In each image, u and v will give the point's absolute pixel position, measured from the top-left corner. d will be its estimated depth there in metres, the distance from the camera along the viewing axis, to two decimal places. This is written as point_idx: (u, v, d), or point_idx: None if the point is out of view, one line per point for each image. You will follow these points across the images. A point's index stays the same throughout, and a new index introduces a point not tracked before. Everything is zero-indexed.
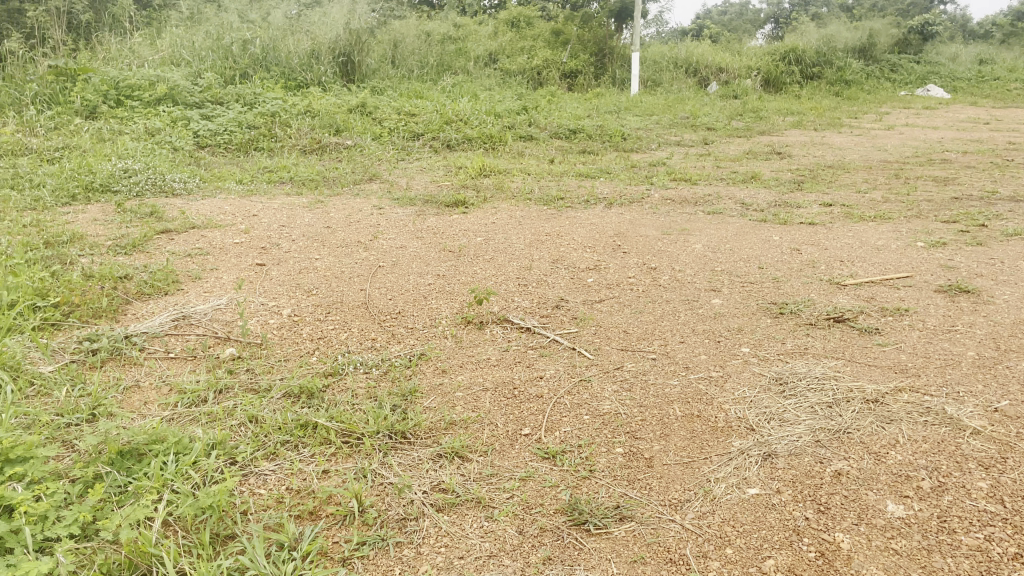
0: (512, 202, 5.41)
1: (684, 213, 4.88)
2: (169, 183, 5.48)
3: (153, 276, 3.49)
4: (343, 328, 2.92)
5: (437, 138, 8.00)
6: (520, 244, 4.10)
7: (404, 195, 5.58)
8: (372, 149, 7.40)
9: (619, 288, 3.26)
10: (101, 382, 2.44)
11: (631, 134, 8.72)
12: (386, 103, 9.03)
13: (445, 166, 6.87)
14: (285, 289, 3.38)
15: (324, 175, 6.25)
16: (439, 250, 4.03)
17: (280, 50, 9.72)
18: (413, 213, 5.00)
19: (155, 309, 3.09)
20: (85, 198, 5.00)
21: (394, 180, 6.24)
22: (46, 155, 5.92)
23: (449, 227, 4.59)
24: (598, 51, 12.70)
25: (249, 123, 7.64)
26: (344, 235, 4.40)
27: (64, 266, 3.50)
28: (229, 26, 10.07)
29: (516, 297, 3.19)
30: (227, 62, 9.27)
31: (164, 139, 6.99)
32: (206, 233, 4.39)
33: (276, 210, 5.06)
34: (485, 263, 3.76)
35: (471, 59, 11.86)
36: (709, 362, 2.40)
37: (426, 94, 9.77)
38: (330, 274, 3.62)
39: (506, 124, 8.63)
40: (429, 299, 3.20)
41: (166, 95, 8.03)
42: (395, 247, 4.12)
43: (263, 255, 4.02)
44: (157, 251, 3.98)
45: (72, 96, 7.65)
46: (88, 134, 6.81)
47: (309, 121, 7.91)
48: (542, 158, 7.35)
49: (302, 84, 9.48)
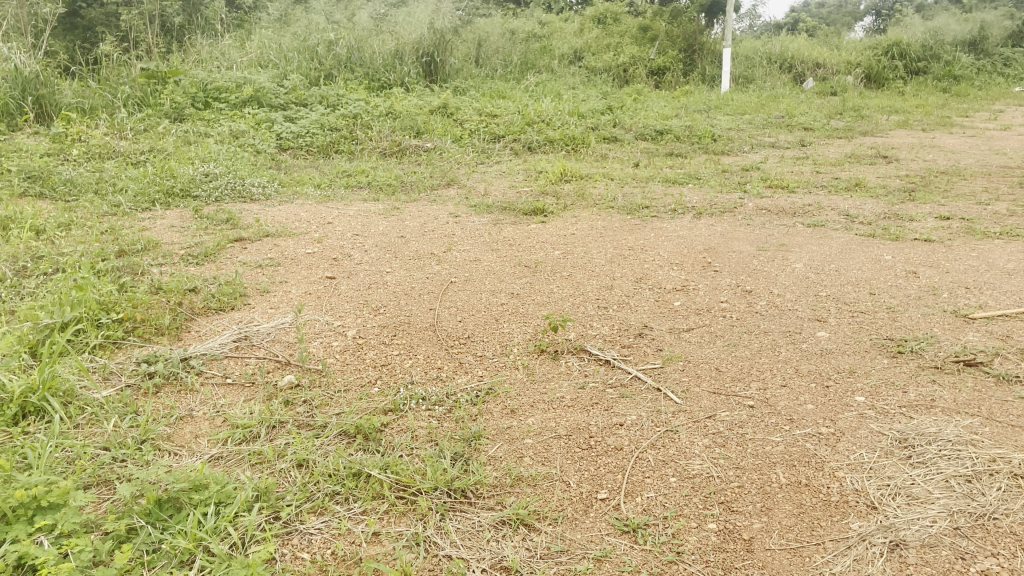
0: (594, 210, 5.15)
1: (781, 225, 4.51)
2: (248, 188, 5.46)
3: (220, 289, 3.39)
4: (407, 353, 2.72)
5: (518, 139, 7.80)
6: (601, 259, 3.84)
7: (482, 201, 5.39)
8: (452, 152, 7.25)
9: (710, 315, 2.96)
10: (154, 410, 2.32)
11: (721, 135, 8.30)
12: (467, 103, 8.88)
13: (525, 170, 6.66)
14: (351, 307, 3.22)
15: (402, 180, 6.12)
16: (514, 264, 3.80)
17: (364, 50, 9.70)
18: (490, 222, 4.80)
19: (219, 327, 2.98)
20: (165, 203, 5.02)
21: (473, 185, 6.07)
22: (133, 158, 6.00)
23: (528, 238, 4.36)
24: (687, 47, 12.23)
25: (330, 125, 7.61)
26: (418, 246, 4.23)
27: (135, 278, 3.45)
28: (315, 27, 10.12)
29: (596, 322, 2.93)
30: (312, 63, 9.31)
31: (247, 141, 7.02)
32: (280, 242, 4.30)
33: (352, 217, 4.95)
34: (563, 281, 3.51)
35: (556, 58, 11.61)
36: (817, 413, 2.09)
37: (508, 94, 9.57)
38: (399, 290, 3.45)
39: (590, 125, 8.34)
40: (501, 322, 2.98)
41: (252, 96, 8.09)
42: (469, 260, 3.92)
43: (334, 266, 3.89)
44: (228, 261, 3.90)
45: (161, 98, 7.80)
46: (175, 137, 6.90)
47: (390, 123, 7.83)
48: (627, 162, 7.04)
49: (385, 85, 9.44)
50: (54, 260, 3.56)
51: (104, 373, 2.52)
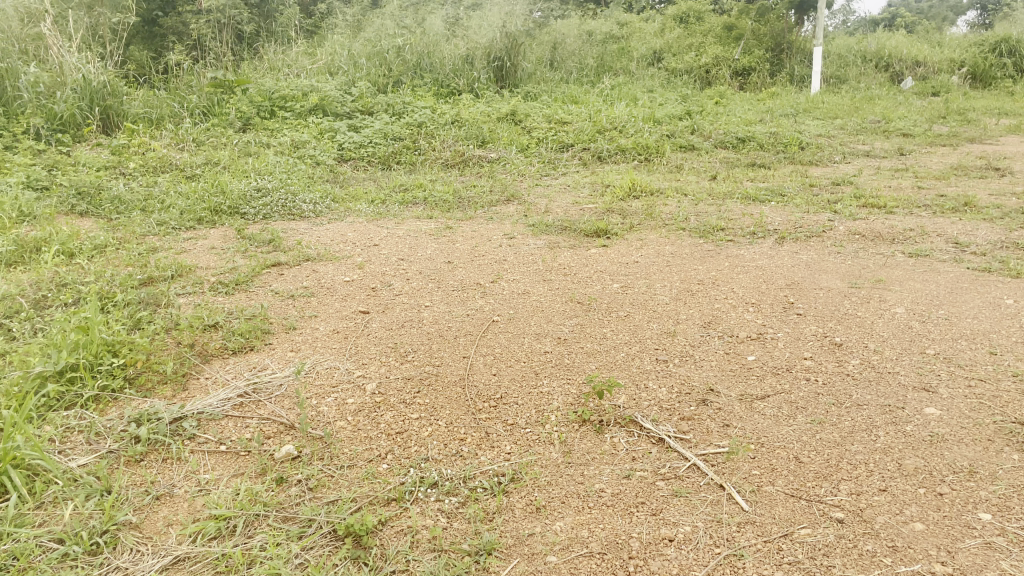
0: (663, 231, 4.70)
1: (876, 254, 3.95)
2: (298, 205, 5.23)
3: (241, 325, 3.10)
4: (429, 417, 2.35)
5: (588, 149, 7.37)
6: (665, 295, 3.39)
7: (541, 220, 5.01)
8: (516, 163, 6.89)
9: (789, 378, 2.49)
10: (129, 485, 2.02)
11: (809, 142, 7.65)
12: (537, 109, 8.47)
13: (591, 183, 6.23)
14: (377, 351, 2.88)
15: (460, 195, 5.78)
16: (566, 300, 3.39)
17: (434, 55, 9.44)
18: (546, 246, 4.40)
19: (230, 375, 2.68)
20: (211, 221, 4.82)
21: (534, 201, 5.68)
22: (187, 172, 5.86)
23: (586, 266, 3.95)
24: (774, 46, 11.49)
25: (394, 135, 7.34)
26: (465, 274, 3.87)
27: (156, 313, 3.21)
28: (385, 32, 9.88)
29: (651, 383, 2.49)
30: (380, 69, 9.09)
31: (308, 153, 6.81)
32: (319, 267, 4.01)
33: (400, 238, 4.64)
34: (620, 322, 3.09)
35: (634, 59, 11.07)
36: (928, 539, 1.65)
37: (581, 99, 9.13)
38: (434, 330, 3.09)
39: (666, 132, 7.82)
40: (542, 378, 2.58)
41: (317, 105, 7.91)
42: (517, 293, 3.54)
43: (371, 298, 3.57)
44: (260, 290, 3.63)
45: (227, 108, 7.69)
46: (235, 148, 6.76)
47: (455, 131, 7.52)
48: (703, 174, 6.53)
49: (454, 91, 9.12)
50: (76, 289, 3.35)
51: (89, 434, 2.24)
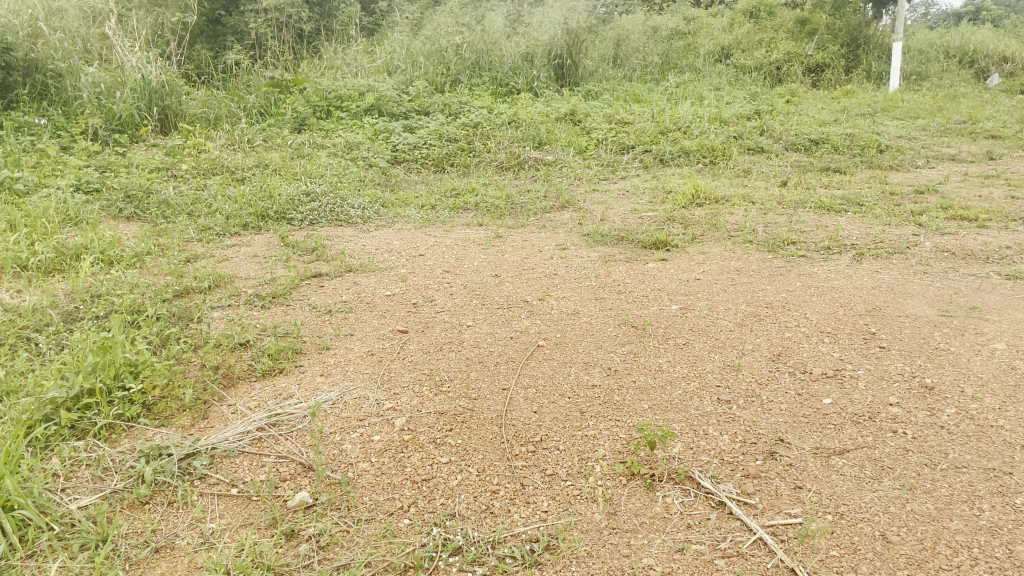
0: (728, 243, 4.38)
1: (968, 276, 3.57)
2: (347, 210, 5.09)
3: (271, 344, 2.93)
4: (460, 461, 2.13)
5: (650, 151, 7.04)
6: (728, 321, 3.09)
7: (597, 228, 4.74)
8: (574, 167, 6.62)
9: (870, 429, 2.19)
10: (128, 535, 1.85)
11: (889, 145, 7.17)
12: (598, 109, 8.16)
13: (651, 189, 5.92)
14: (411, 378, 2.66)
15: (513, 200, 5.54)
16: (619, 323, 3.12)
17: (494, 54, 9.22)
18: (601, 259, 4.13)
19: (253, 403, 2.49)
20: (256, 227, 4.71)
21: (591, 208, 5.41)
22: (238, 174, 5.79)
23: (641, 284, 3.67)
24: (850, 42, 10.91)
25: (448, 136, 7.14)
26: (512, 290, 3.64)
27: (186, 329, 3.06)
28: (444, 30, 9.68)
29: (712, 429, 2.21)
30: (438, 68, 8.89)
31: (361, 154, 6.68)
32: (360, 279, 3.83)
33: (447, 247, 4.43)
34: (678, 352, 2.81)
35: (701, 55, 10.63)
36: None
37: (644, 97, 8.78)
38: (474, 355, 2.86)
39: (733, 133, 7.42)
40: (587, 417, 2.32)
41: (373, 105, 7.77)
42: (566, 313, 3.29)
43: (410, 314, 3.36)
44: (297, 304, 3.47)
45: (283, 107, 7.61)
46: (288, 150, 6.67)
47: (512, 132, 7.28)
48: (773, 179, 6.14)
49: (512, 91, 8.88)
50: (109, 301, 3.24)
51: (96, 469, 2.08)
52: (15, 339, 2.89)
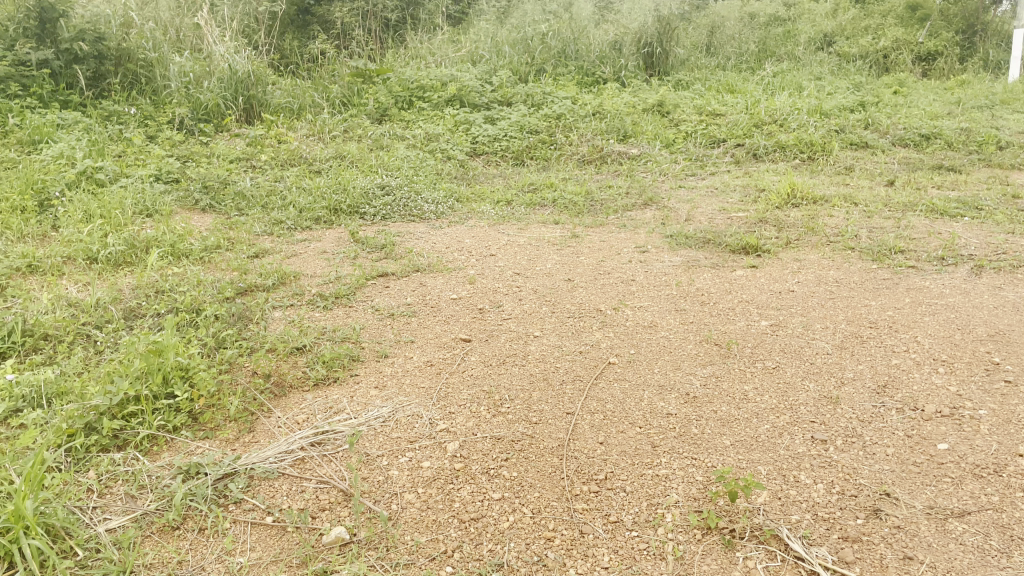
0: (826, 250, 4.01)
1: None
2: (421, 205, 4.94)
3: (328, 350, 2.79)
4: (515, 497, 1.93)
5: (742, 145, 6.63)
6: (825, 343, 2.77)
7: (681, 229, 4.43)
8: (660, 161, 6.30)
9: (996, 487, 1.89)
10: (152, 566, 1.72)
11: (1010, 141, 6.54)
12: (688, 100, 7.77)
13: (743, 186, 5.54)
14: (469, 395, 2.47)
15: (593, 197, 5.28)
16: (702, 341, 2.84)
17: (581, 42, 8.91)
18: (684, 264, 3.84)
19: (301, 416, 2.35)
20: (328, 221, 4.62)
21: (675, 207, 5.10)
22: (315, 166, 5.73)
23: (727, 294, 3.37)
24: (966, 28, 10.07)
25: (530, 127, 6.92)
26: (587, 297, 3.40)
27: (244, 331, 2.96)
28: (529, 18, 9.43)
29: (803, 476, 1.95)
30: (523, 57, 8.66)
31: (439, 146, 6.53)
32: (428, 280, 3.66)
33: (520, 246, 4.22)
34: (766, 377, 2.52)
35: (802, 42, 10.02)
36: None
37: (739, 87, 8.31)
38: (538, 371, 2.64)
39: (835, 126, 6.92)
40: (660, 452, 2.07)
41: (455, 95, 7.61)
42: (642, 326, 3.04)
43: (476, 321, 3.17)
44: (361, 306, 3.33)
45: (366, 97, 7.53)
46: (368, 141, 6.59)
47: (596, 123, 6.99)
48: (878, 178, 5.66)
49: (598, 81, 8.56)
50: (171, 299, 3.18)
51: (131, 486, 1.96)
52: (74, 335, 2.84)
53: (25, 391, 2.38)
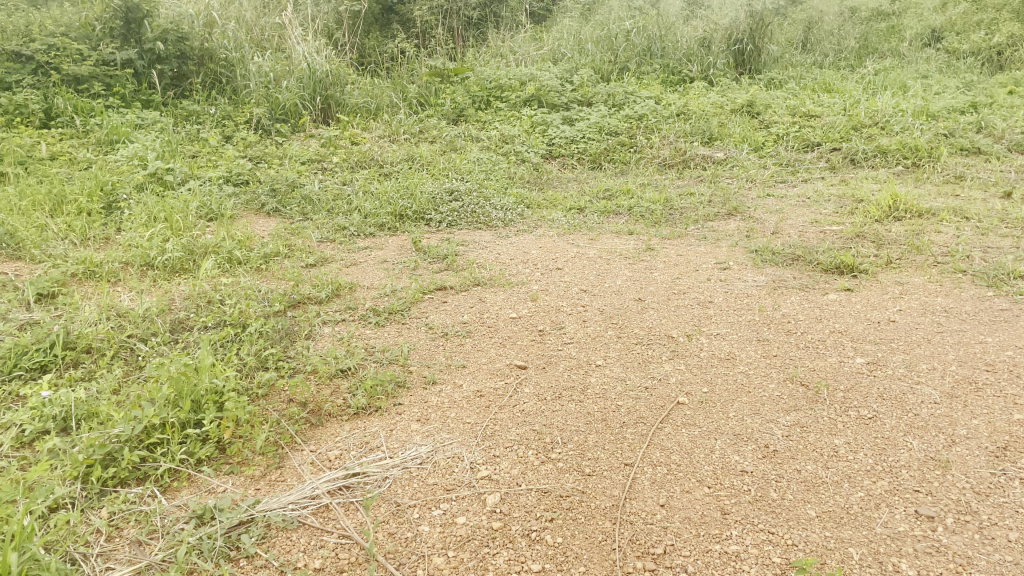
0: (933, 272, 3.58)
1: None
2: (489, 211, 4.73)
3: (372, 375, 2.60)
4: (559, 568, 1.69)
5: (839, 149, 6.15)
6: (933, 390, 2.41)
7: (767, 243, 4.06)
8: (747, 167, 5.90)
9: None
10: None
11: None
12: (780, 100, 7.30)
13: (839, 196, 5.10)
14: (517, 435, 2.23)
15: (673, 205, 4.95)
16: (786, 381, 2.52)
17: (668, 40, 8.52)
18: (769, 284, 3.49)
19: (334, 453, 2.16)
20: (392, 228, 4.46)
21: (762, 217, 4.71)
22: (385, 168, 5.59)
23: (816, 323, 3.01)
24: None
25: (609, 129, 6.62)
26: (659, 321, 3.11)
27: (288, 350, 2.81)
28: (614, 15, 9.09)
29: (904, 565, 1.65)
30: (606, 55, 8.33)
31: (514, 148, 6.30)
32: (488, 295, 3.44)
33: (589, 259, 3.95)
34: (861, 432, 2.19)
35: (907, 39, 9.32)
36: None
37: (837, 87, 7.76)
38: (597, 410, 2.37)
39: (944, 128, 6.34)
40: (730, 523, 1.80)
41: (533, 95, 7.36)
42: (718, 358, 2.73)
43: (534, 344, 2.92)
44: (415, 323, 3.13)
45: (443, 97, 7.37)
46: (441, 142, 6.42)
47: (680, 125, 6.63)
48: (993, 189, 5.12)
49: (684, 80, 8.15)
50: (219, 311, 3.06)
51: (141, 530, 1.81)
52: (117, 349, 2.75)
53: (55, 411, 2.28)
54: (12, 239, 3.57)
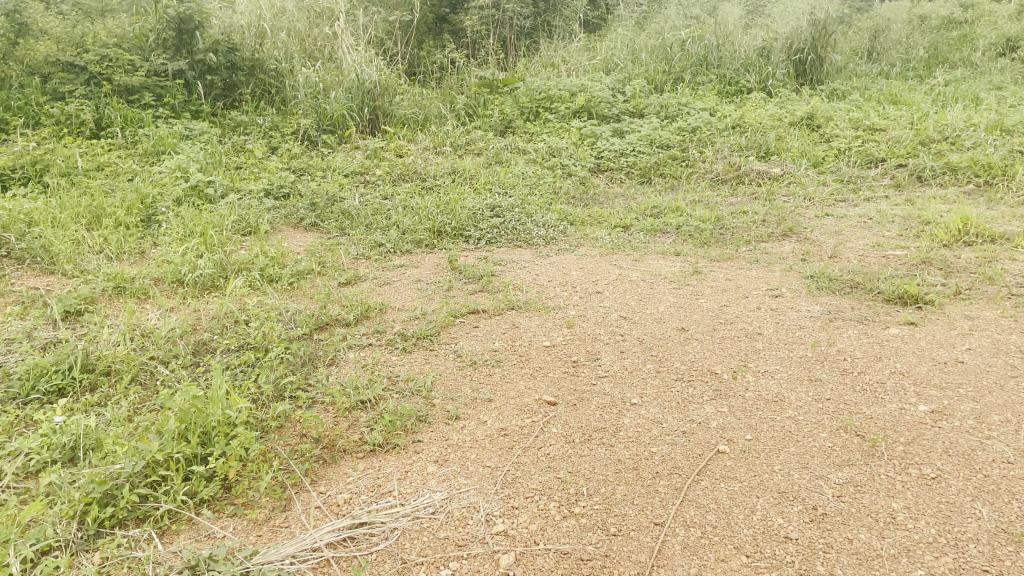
0: (1008, 306, 3.29)
1: None
2: (531, 228, 4.58)
3: (392, 407, 2.47)
4: None
5: (905, 166, 5.82)
6: (1006, 448, 2.17)
7: (824, 269, 3.81)
8: (805, 183, 5.62)
9: None
10: None
11: None
12: (842, 112, 6.97)
13: (903, 217, 4.80)
14: (539, 483, 2.07)
15: (724, 224, 4.72)
16: (839, 430, 2.30)
17: (725, 49, 8.25)
18: (825, 315, 3.25)
19: (343, 497, 2.04)
20: (430, 245, 4.35)
21: (819, 239, 4.45)
22: (428, 182, 5.49)
23: (875, 362, 2.77)
24: None
25: (661, 142, 6.40)
26: (702, 353, 2.91)
27: (309, 377, 2.70)
28: (670, 23, 8.84)
29: None
30: (660, 65, 8.10)
31: (561, 162, 6.14)
32: (522, 320, 3.29)
33: (631, 283, 3.76)
34: (922, 495, 1.97)
35: (980, 48, 8.86)
36: None
37: (903, 99, 7.39)
38: (628, 456, 2.19)
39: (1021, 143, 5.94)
40: None
41: (583, 106, 7.18)
42: (765, 399, 2.51)
43: (567, 377, 2.75)
44: (443, 349, 2.99)
45: (491, 108, 7.26)
46: (487, 155, 6.29)
47: (734, 138, 6.37)
48: None
49: (741, 90, 7.87)
50: (243, 333, 2.97)
51: None
52: (136, 371, 2.68)
53: (64, 441, 2.21)
54: (47, 253, 3.56)
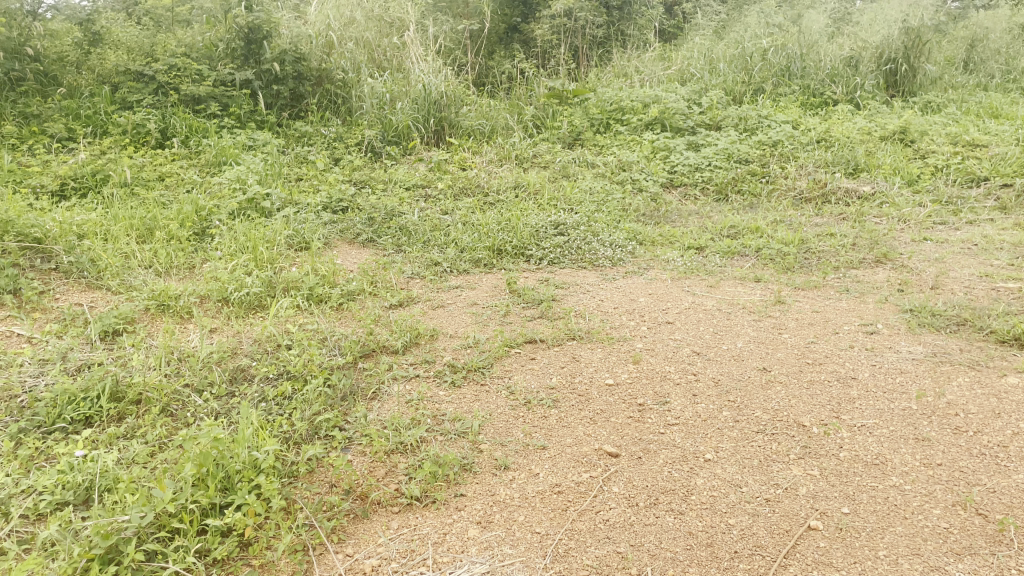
0: None
1: None
2: (596, 248, 4.29)
3: (433, 452, 2.22)
4: None
5: (1012, 185, 5.30)
6: None
7: (926, 301, 3.40)
8: (899, 204, 5.16)
9: None
10: None
11: None
12: (939, 126, 6.45)
13: (1014, 243, 4.31)
14: (596, 561, 1.79)
15: (809, 247, 4.32)
16: (955, 507, 1.94)
17: (809, 59, 7.77)
18: (929, 358, 2.86)
19: (369, 565, 1.80)
20: (489, 265, 4.10)
21: (918, 267, 4.02)
22: (491, 196, 5.26)
23: (994, 419, 2.38)
24: None
25: (739, 156, 6.01)
26: (787, 399, 2.56)
27: (348, 413, 2.48)
28: (751, 32, 8.40)
29: None
30: (740, 75, 7.69)
31: (632, 177, 5.82)
32: (584, 353, 3.00)
33: (706, 313, 3.43)
34: None
35: None
36: None
37: (1008, 112, 6.80)
38: (702, 529, 1.88)
39: None
40: None
41: (657, 118, 6.83)
42: (863, 462, 2.16)
43: (632, 423, 2.45)
44: (496, 385, 2.73)
45: (560, 119, 7.00)
46: (554, 168, 6.03)
47: (820, 153, 5.93)
48: None
49: (827, 102, 7.38)
50: (283, 358, 2.77)
51: None
52: (167, 400, 2.50)
53: (79, 480, 2.03)
54: (95, 268, 3.47)
